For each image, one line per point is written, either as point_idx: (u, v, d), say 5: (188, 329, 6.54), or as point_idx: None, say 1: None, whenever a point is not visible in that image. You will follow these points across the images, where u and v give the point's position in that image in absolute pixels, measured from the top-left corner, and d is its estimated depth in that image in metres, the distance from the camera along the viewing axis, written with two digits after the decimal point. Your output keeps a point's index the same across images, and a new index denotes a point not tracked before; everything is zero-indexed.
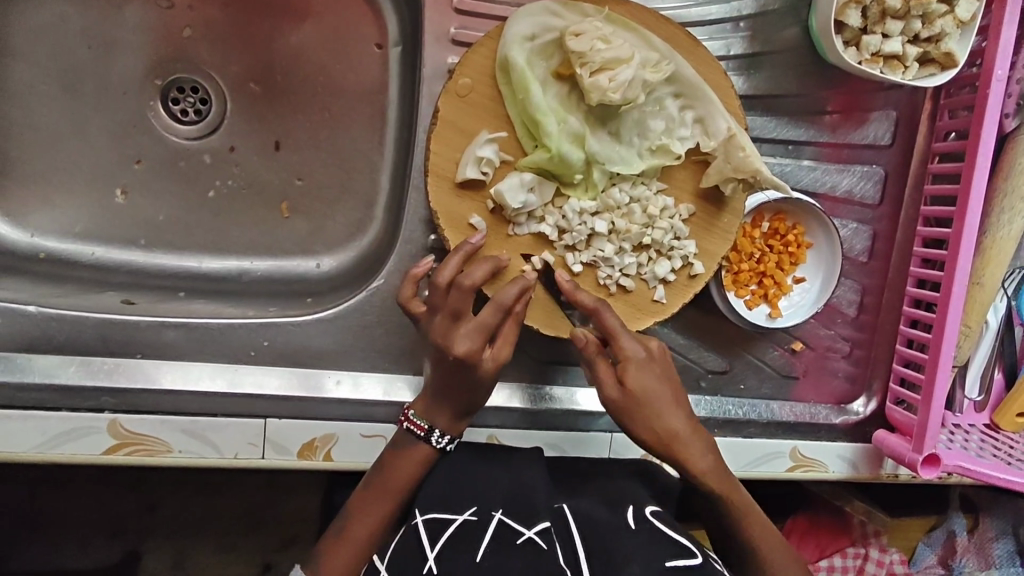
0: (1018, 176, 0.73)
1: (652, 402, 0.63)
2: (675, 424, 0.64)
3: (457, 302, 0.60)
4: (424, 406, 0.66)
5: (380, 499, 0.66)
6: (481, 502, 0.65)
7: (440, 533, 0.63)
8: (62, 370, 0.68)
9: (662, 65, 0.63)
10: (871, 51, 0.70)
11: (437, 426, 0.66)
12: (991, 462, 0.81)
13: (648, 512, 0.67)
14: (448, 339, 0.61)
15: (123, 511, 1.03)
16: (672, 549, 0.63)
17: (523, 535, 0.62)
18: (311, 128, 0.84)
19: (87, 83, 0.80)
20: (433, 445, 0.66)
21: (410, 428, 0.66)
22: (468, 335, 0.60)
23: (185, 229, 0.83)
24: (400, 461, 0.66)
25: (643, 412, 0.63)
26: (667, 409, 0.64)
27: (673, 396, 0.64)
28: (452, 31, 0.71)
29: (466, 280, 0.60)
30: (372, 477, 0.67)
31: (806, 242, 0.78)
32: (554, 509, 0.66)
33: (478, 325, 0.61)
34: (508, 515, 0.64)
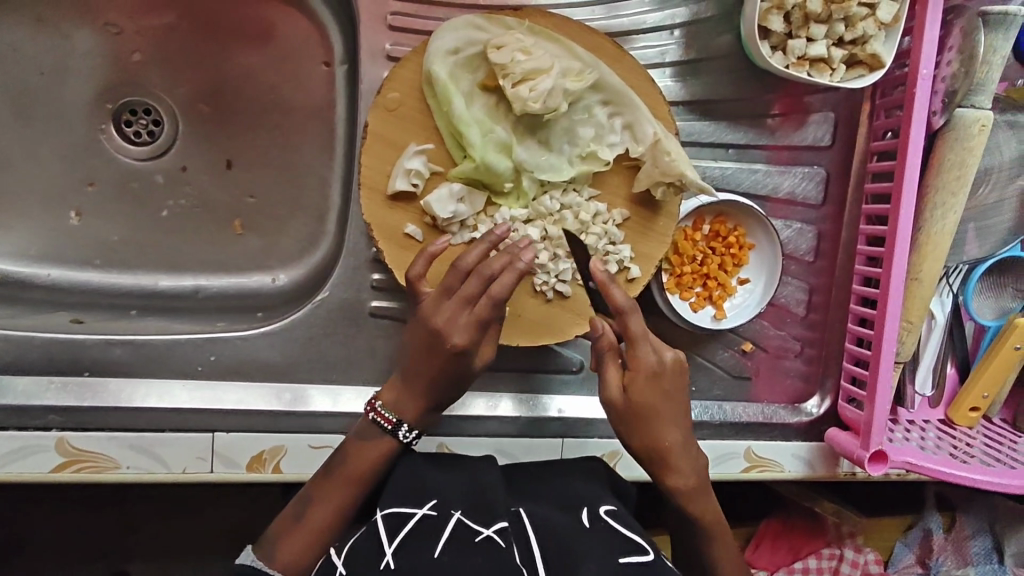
0: (948, 171, 0.73)
1: (657, 410, 0.63)
2: (675, 434, 0.64)
3: (469, 288, 0.61)
4: (395, 397, 0.67)
5: (339, 487, 0.66)
6: (441, 496, 0.63)
7: (398, 529, 0.60)
8: (12, 388, 0.70)
9: (584, 74, 0.64)
10: (796, 54, 0.72)
11: (406, 421, 0.66)
12: (944, 457, 0.81)
13: (602, 513, 0.66)
14: (449, 326, 0.62)
15: (93, 532, 1.04)
16: (626, 546, 0.62)
17: (482, 534, 0.59)
18: (261, 146, 0.86)
19: (40, 108, 0.82)
20: (400, 439, 0.67)
21: (378, 418, 0.67)
22: (468, 326, 0.62)
23: (140, 248, 0.85)
24: (365, 451, 0.67)
25: (646, 420, 0.63)
26: (670, 419, 0.64)
27: (676, 407, 0.64)
28: (387, 47, 0.72)
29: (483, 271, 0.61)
30: (333, 467, 0.67)
31: (747, 243, 0.79)
32: (512, 511, 0.64)
33: (479, 317, 0.62)
34: (468, 515, 0.61)
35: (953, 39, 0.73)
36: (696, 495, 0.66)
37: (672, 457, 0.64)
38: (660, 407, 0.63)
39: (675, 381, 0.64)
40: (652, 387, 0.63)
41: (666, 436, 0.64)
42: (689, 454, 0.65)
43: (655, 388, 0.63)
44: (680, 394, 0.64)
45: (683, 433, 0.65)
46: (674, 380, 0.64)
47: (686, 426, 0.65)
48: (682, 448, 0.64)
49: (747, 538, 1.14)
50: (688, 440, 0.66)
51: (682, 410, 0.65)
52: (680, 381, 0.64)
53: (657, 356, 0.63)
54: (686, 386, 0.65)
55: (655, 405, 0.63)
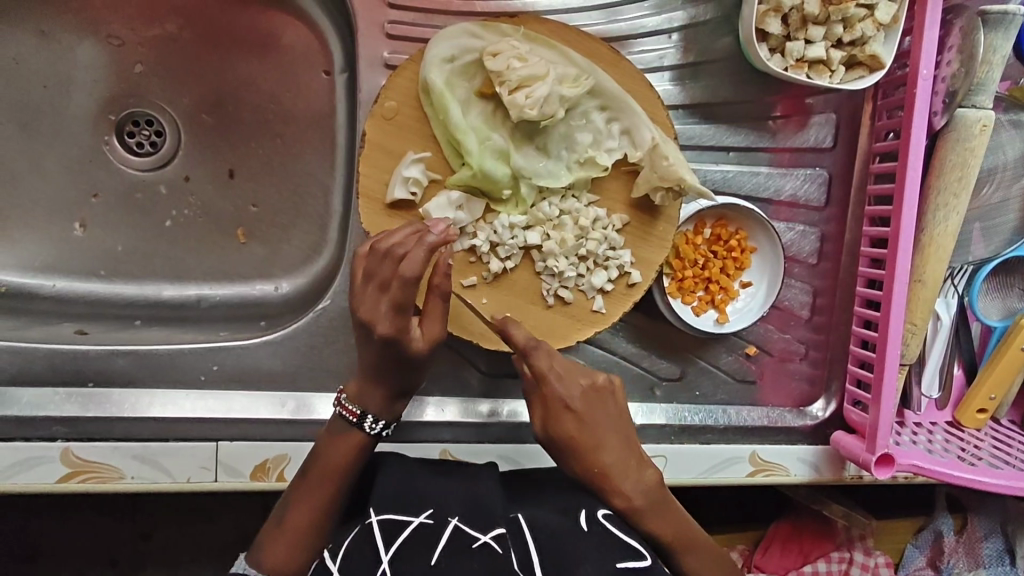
0: (950, 172, 0.72)
1: (579, 438, 0.63)
2: (608, 457, 0.63)
3: (383, 273, 0.60)
4: (357, 390, 0.67)
5: (318, 487, 0.66)
6: (438, 506, 0.64)
7: (395, 536, 0.60)
8: (16, 401, 0.70)
9: (580, 80, 0.64)
10: (795, 56, 0.71)
11: (370, 412, 0.67)
12: (952, 460, 0.80)
13: (601, 513, 0.66)
14: (373, 316, 0.61)
15: (102, 542, 1.05)
16: (623, 551, 0.62)
17: (479, 540, 0.60)
18: (263, 156, 0.86)
19: (44, 121, 0.83)
20: (367, 432, 0.67)
21: (342, 413, 0.67)
22: (388, 314, 0.60)
23: (144, 258, 0.85)
24: (336, 447, 0.67)
25: (574, 448, 0.63)
26: (600, 443, 0.63)
27: (605, 430, 0.64)
28: (385, 56, 0.72)
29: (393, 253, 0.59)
30: (309, 466, 0.67)
31: (749, 246, 0.79)
32: (510, 516, 0.65)
33: (397, 302, 0.60)
34: (465, 522, 0.62)
35: (952, 39, 0.72)
36: (650, 513, 0.65)
37: (610, 483, 0.63)
38: (581, 434, 0.63)
39: (596, 407, 0.64)
40: (567, 417, 0.63)
41: (597, 461, 0.63)
42: (632, 477, 0.63)
43: (572, 418, 0.63)
44: (603, 417, 0.64)
45: (622, 454, 0.64)
46: (592, 404, 0.64)
47: (623, 448, 0.64)
48: (620, 470, 0.63)
49: (756, 542, 1.13)
50: (632, 459, 0.64)
51: (615, 433, 0.64)
52: (600, 406, 0.64)
53: (569, 387, 0.63)
54: (614, 410, 0.65)
55: (575, 436, 0.63)
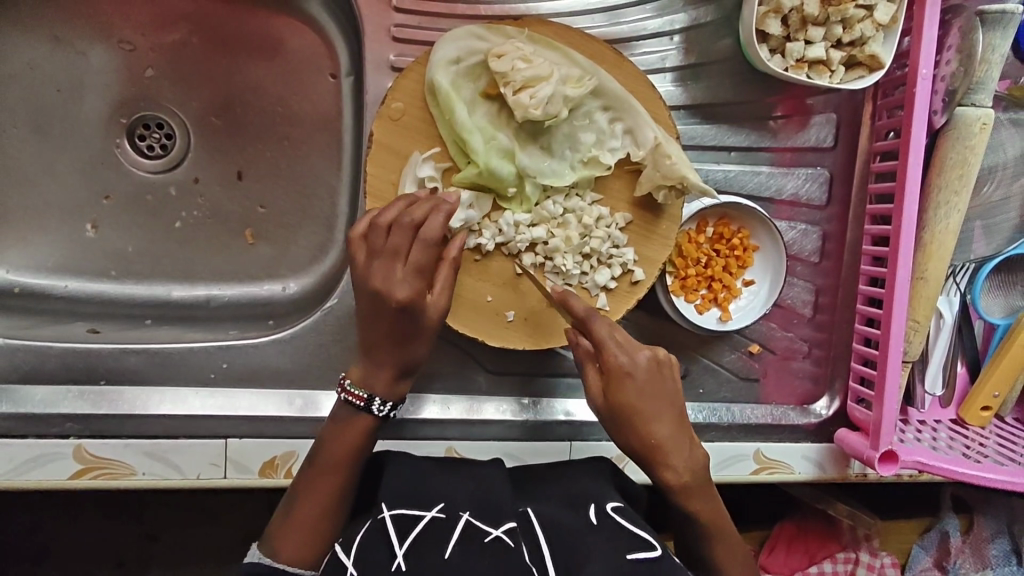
0: (950, 170, 0.73)
1: (639, 410, 0.63)
2: (663, 430, 0.64)
3: (397, 240, 0.61)
4: (361, 374, 0.67)
5: (327, 477, 0.67)
6: (449, 500, 0.65)
7: (408, 531, 0.61)
8: (30, 398, 0.71)
9: (584, 80, 0.65)
10: (795, 57, 0.72)
11: (376, 394, 0.67)
12: (956, 457, 0.81)
13: (609, 506, 0.67)
14: (388, 283, 0.61)
15: (112, 543, 1.06)
16: (634, 543, 0.63)
17: (491, 534, 0.61)
18: (271, 158, 0.87)
19: (57, 124, 0.84)
20: (374, 413, 0.67)
21: (348, 397, 0.67)
22: (408, 277, 0.61)
23: (154, 259, 0.87)
24: (343, 434, 0.67)
25: (632, 420, 0.63)
26: (657, 416, 0.64)
27: (663, 404, 0.64)
28: (391, 58, 0.74)
29: (410, 217, 0.61)
30: (315, 456, 0.67)
31: (751, 245, 0.80)
32: (521, 512, 0.66)
33: (416, 266, 0.61)
34: (476, 517, 0.63)
35: (951, 39, 0.73)
36: (696, 494, 0.66)
37: (663, 454, 0.64)
38: (640, 406, 0.63)
39: (657, 381, 0.64)
40: (628, 389, 0.63)
41: (654, 433, 0.63)
42: (683, 451, 0.64)
43: (632, 391, 0.63)
44: (663, 392, 0.64)
45: (676, 429, 0.64)
46: (652, 379, 0.64)
47: (677, 422, 0.65)
48: (674, 443, 0.64)
49: (761, 542, 1.14)
50: (682, 434, 0.65)
51: (673, 408, 0.65)
52: (660, 380, 0.65)
53: (629, 359, 0.64)
54: (673, 385, 0.65)
55: (635, 407, 0.63)
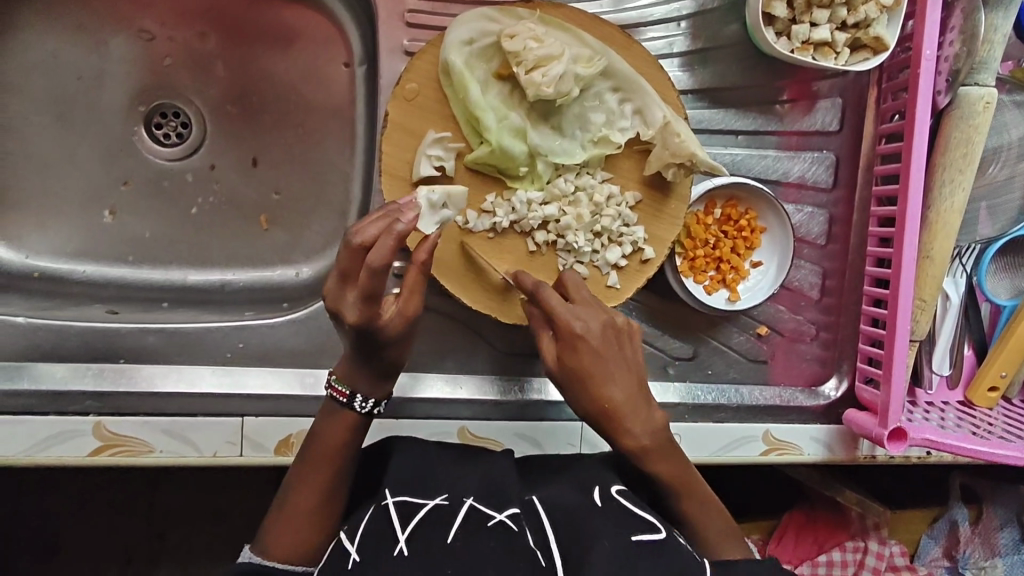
0: (955, 149, 0.74)
1: (594, 376, 0.61)
2: (618, 394, 0.61)
3: (347, 263, 0.54)
4: (345, 371, 0.65)
5: (316, 472, 0.65)
6: (452, 489, 0.65)
7: (411, 516, 0.61)
8: (51, 375, 0.73)
9: (595, 60, 0.67)
10: (801, 39, 0.73)
11: (359, 391, 0.65)
12: (965, 435, 0.82)
13: (613, 491, 0.67)
14: (340, 304, 0.56)
15: (129, 529, 1.08)
16: (637, 525, 0.62)
17: (494, 518, 0.61)
18: (286, 145, 0.89)
19: (76, 112, 0.86)
20: (357, 410, 0.65)
21: (334, 395, 0.66)
22: (357, 302, 0.56)
23: (170, 245, 0.88)
24: (332, 427, 0.65)
25: (587, 387, 0.61)
26: (610, 378, 0.61)
27: (614, 366, 0.62)
28: (405, 43, 0.75)
29: (356, 239, 0.53)
30: (307, 450, 0.66)
31: (758, 226, 0.81)
32: (525, 499, 0.66)
33: (368, 292, 0.56)
34: (479, 501, 0.63)
35: (953, 20, 0.74)
36: (657, 456, 0.64)
37: (617, 418, 0.62)
38: (594, 372, 0.61)
39: (612, 345, 0.62)
40: (579, 352, 0.61)
41: (606, 397, 0.61)
42: (639, 415, 0.62)
43: (585, 355, 0.61)
44: (618, 356, 0.62)
45: (630, 391, 0.62)
46: (607, 343, 0.62)
47: (634, 384, 0.63)
48: (628, 406, 0.62)
49: (770, 532, 1.13)
50: (636, 395, 0.63)
51: (627, 370, 0.62)
52: (613, 343, 0.62)
53: (582, 321, 0.61)
54: (631, 352, 0.64)
55: (589, 370, 0.61)
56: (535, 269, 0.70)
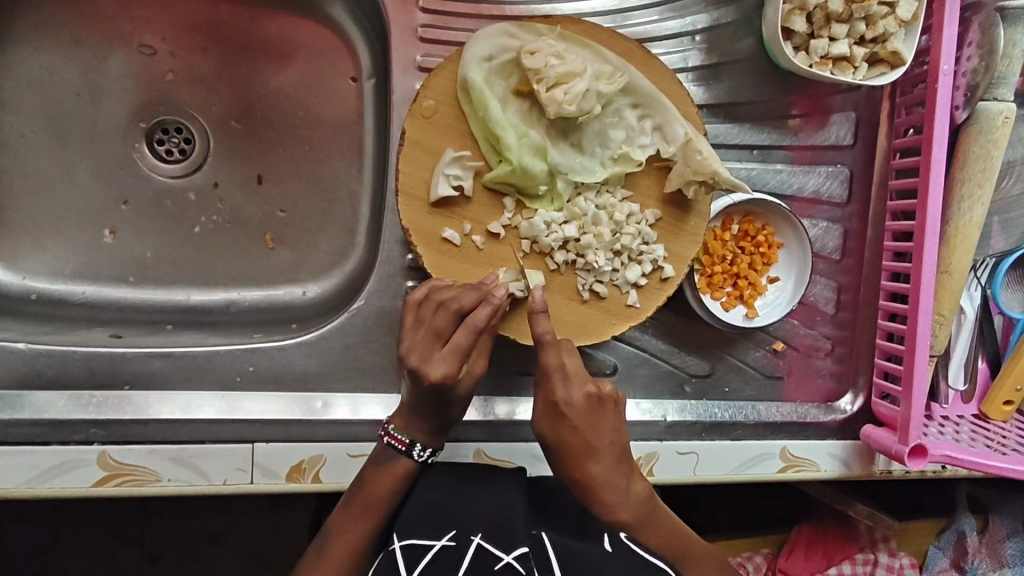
0: (973, 163, 0.74)
1: (575, 445, 0.65)
2: (599, 468, 0.65)
3: (439, 322, 0.62)
4: (404, 422, 0.68)
5: (360, 517, 0.66)
6: (460, 526, 0.63)
7: (417, 560, 0.60)
8: (52, 405, 0.70)
9: (615, 77, 0.66)
10: (819, 54, 0.73)
11: (418, 441, 0.68)
12: (981, 450, 0.81)
13: (621, 535, 0.64)
14: (425, 360, 0.62)
15: (126, 556, 1.04)
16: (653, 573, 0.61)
17: (501, 561, 0.59)
18: (292, 161, 0.87)
19: (75, 129, 0.84)
20: (415, 459, 0.68)
21: (392, 442, 0.68)
22: (446, 359, 0.62)
23: (173, 264, 0.86)
24: (382, 476, 0.67)
25: (570, 455, 0.65)
26: (594, 452, 0.65)
27: (599, 440, 0.65)
28: (418, 58, 0.74)
29: (456, 306, 0.62)
30: (353, 496, 0.67)
31: (776, 242, 0.80)
32: (533, 534, 0.62)
33: (455, 349, 0.62)
34: (487, 540, 0.61)
35: (971, 35, 0.74)
36: (644, 525, 0.67)
37: (595, 493, 0.65)
38: (576, 441, 0.65)
39: (596, 416, 0.65)
40: (564, 424, 0.65)
41: (587, 469, 0.65)
42: (618, 489, 0.65)
43: (571, 426, 0.64)
44: (602, 428, 0.65)
45: (611, 466, 0.65)
46: (590, 413, 0.65)
47: (614, 460, 0.65)
48: (604, 481, 0.65)
49: (779, 545, 1.12)
50: (621, 471, 0.66)
51: (611, 445, 0.66)
52: (599, 416, 0.66)
53: (569, 393, 0.65)
54: (611, 420, 0.66)
55: (569, 442, 0.65)
56: (553, 290, 0.69)
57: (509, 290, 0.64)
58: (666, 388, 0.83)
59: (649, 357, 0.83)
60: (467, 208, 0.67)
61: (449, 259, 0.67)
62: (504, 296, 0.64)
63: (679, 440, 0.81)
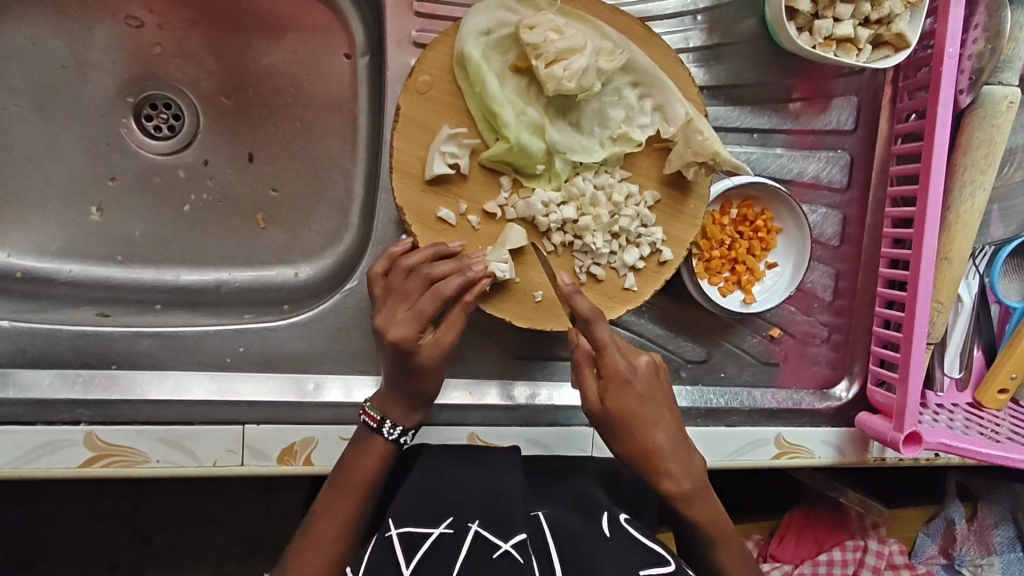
0: (976, 149, 0.73)
1: (639, 414, 0.62)
2: (661, 435, 0.62)
3: (409, 285, 0.62)
4: (380, 398, 0.67)
5: (343, 498, 0.65)
6: (458, 512, 0.64)
7: (416, 548, 0.61)
8: (38, 384, 0.69)
9: (616, 54, 0.65)
10: (823, 35, 0.72)
11: (391, 418, 0.66)
12: (976, 438, 0.81)
13: (621, 520, 0.64)
14: (388, 322, 0.62)
15: (115, 540, 1.03)
16: (649, 558, 0.60)
17: (499, 549, 0.60)
18: (283, 140, 0.85)
19: (60, 103, 0.81)
20: (386, 437, 0.66)
21: (365, 420, 0.67)
22: (406, 321, 0.61)
23: (161, 243, 0.84)
24: (368, 456, 0.66)
25: (632, 425, 0.62)
26: (656, 421, 0.62)
27: (659, 408, 0.63)
28: (413, 34, 0.73)
29: (429, 272, 0.62)
30: (339, 476, 0.66)
31: (774, 227, 0.79)
32: (531, 516, 0.64)
33: (418, 313, 0.62)
34: (484, 527, 0.62)
35: (977, 17, 0.73)
36: (696, 499, 0.64)
37: (660, 463, 0.62)
38: (639, 410, 0.62)
39: (656, 386, 0.63)
40: (627, 391, 0.62)
41: (652, 438, 0.62)
42: (680, 459, 0.63)
43: (635, 394, 0.62)
44: (663, 397, 0.63)
45: (672, 434, 0.63)
46: (651, 381, 0.63)
47: (674, 428, 0.63)
48: (671, 451, 0.62)
49: (771, 531, 1.12)
50: (680, 440, 0.64)
51: (670, 413, 0.64)
52: (657, 384, 0.64)
53: (630, 362, 0.62)
54: (669, 388, 0.65)
55: (634, 412, 0.62)
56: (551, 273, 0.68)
57: (490, 271, 0.64)
58: None
59: (645, 342, 0.82)
60: (463, 186, 0.65)
61: (443, 239, 0.65)
62: (481, 272, 0.63)
63: None
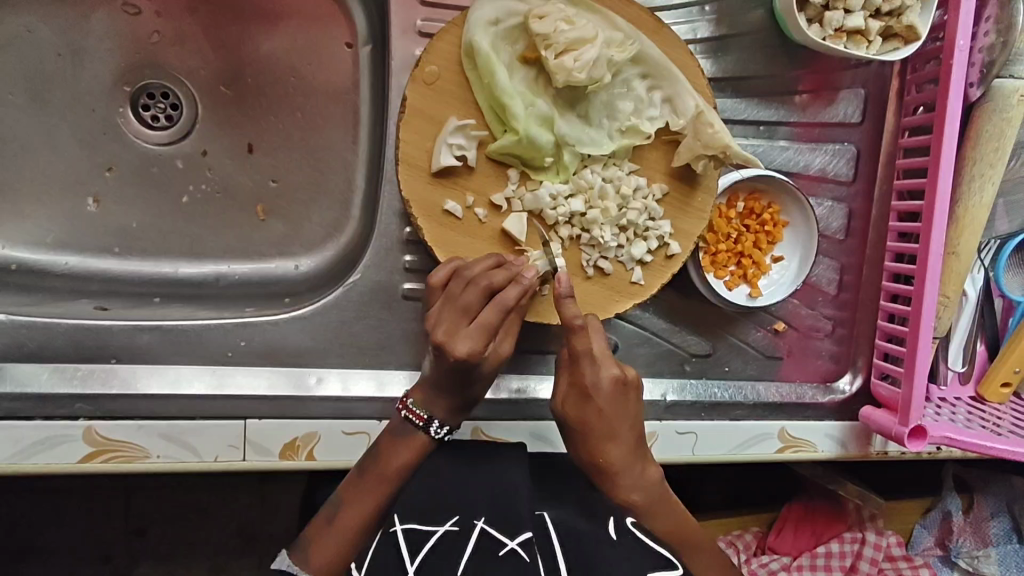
0: (985, 143, 0.73)
1: (595, 427, 0.63)
2: (616, 451, 0.64)
3: (469, 298, 0.60)
4: (423, 397, 0.65)
5: (366, 491, 0.64)
6: (464, 510, 0.68)
7: (421, 544, 0.66)
8: (35, 378, 0.68)
9: (626, 45, 0.64)
10: (834, 26, 0.72)
11: (436, 417, 0.65)
12: (979, 432, 0.81)
13: (629, 522, 0.70)
14: (451, 337, 0.60)
15: (112, 535, 1.02)
16: (656, 561, 0.68)
17: (506, 547, 0.66)
18: (284, 130, 0.84)
19: (56, 92, 0.80)
20: (431, 436, 0.66)
21: (409, 417, 0.65)
22: (473, 336, 0.60)
23: (160, 234, 0.83)
24: (397, 450, 0.65)
25: (586, 436, 0.64)
26: (613, 436, 0.64)
27: (616, 424, 0.63)
28: (418, 23, 0.71)
29: (488, 283, 0.60)
30: (365, 466, 0.65)
31: (781, 220, 0.79)
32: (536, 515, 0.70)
33: (483, 327, 0.60)
34: (491, 525, 0.68)
35: (988, 10, 0.72)
36: (650, 509, 0.68)
37: (611, 473, 0.65)
38: (595, 423, 0.63)
39: (619, 402, 0.63)
40: (588, 405, 0.63)
41: (605, 452, 0.64)
42: (633, 474, 0.65)
43: (594, 409, 0.63)
44: (625, 415, 0.64)
45: (628, 450, 0.65)
46: (615, 399, 0.63)
47: (632, 444, 0.65)
48: (622, 466, 0.65)
49: (769, 524, 1.11)
50: (636, 455, 0.66)
51: (630, 429, 0.64)
52: (623, 401, 0.63)
53: (596, 377, 0.62)
54: (636, 405, 0.64)
55: (589, 423, 0.63)
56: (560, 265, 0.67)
57: (539, 271, 0.63)
58: (667, 367, 0.82)
59: (651, 336, 0.82)
60: (469, 179, 0.65)
61: (450, 233, 0.64)
62: (535, 278, 0.62)
63: (678, 420, 0.80)
